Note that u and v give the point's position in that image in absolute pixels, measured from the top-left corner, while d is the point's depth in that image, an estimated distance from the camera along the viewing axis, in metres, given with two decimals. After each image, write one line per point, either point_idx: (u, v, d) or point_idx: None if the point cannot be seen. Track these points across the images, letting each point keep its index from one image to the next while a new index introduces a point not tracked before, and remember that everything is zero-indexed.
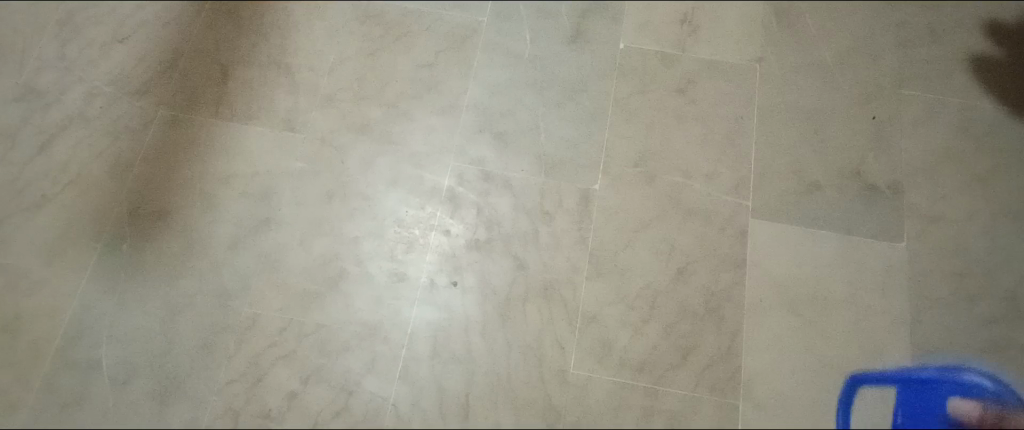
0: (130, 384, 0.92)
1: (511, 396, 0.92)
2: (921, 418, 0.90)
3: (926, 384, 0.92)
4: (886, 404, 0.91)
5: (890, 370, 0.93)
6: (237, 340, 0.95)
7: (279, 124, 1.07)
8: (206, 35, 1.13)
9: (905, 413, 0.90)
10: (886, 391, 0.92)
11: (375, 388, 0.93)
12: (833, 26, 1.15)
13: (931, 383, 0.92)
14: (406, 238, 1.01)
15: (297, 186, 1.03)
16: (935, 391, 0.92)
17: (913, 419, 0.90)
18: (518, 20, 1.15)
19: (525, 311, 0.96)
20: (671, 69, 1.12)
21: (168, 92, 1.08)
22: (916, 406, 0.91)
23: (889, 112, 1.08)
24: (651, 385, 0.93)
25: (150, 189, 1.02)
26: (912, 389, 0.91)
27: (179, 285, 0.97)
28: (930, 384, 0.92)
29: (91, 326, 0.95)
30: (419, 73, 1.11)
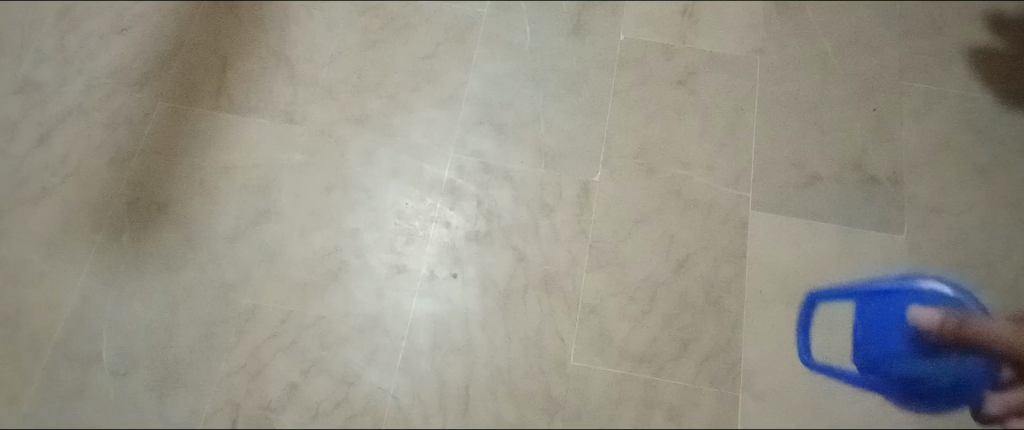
0: (130, 376, 0.92)
1: (511, 388, 0.92)
2: (880, 332, 0.93)
3: (885, 296, 0.95)
4: (845, 318, 0.95)
5: (850, 285, 0.97)
6: (237, 332, 0.95)
7: (279, 116, 1.07)
8: (205, 26, 1.13)
9: (864, 329, 0.94)
10: (845, 305, 0.96)
11: (376, 379, 0.93)
12: (833, 18, 1.15)
13: (890, 295, 0.95)
14: (406, 230, 1.01)
15: (297, 177, 1.03)
16: (895, 302, 0.94)
17: (873, 334, 0.93)
18: (517, 11, 1.15)
19: (525, 303, 0.96)
20: (671, 61, 1.12)
21: (167, 84, 1.08)
22: (876, 320, 0.94)
23: (890, 104, 1.08)
24: (651, 377, 0.93)
25: (150, 181, 1.02)
26: (871, 302, 0.95)
27: (179, 276, 0.97)
28: (889, 296, 0.95)
29: (91, 318, 0.95)
30: (419, 65, 1.11)
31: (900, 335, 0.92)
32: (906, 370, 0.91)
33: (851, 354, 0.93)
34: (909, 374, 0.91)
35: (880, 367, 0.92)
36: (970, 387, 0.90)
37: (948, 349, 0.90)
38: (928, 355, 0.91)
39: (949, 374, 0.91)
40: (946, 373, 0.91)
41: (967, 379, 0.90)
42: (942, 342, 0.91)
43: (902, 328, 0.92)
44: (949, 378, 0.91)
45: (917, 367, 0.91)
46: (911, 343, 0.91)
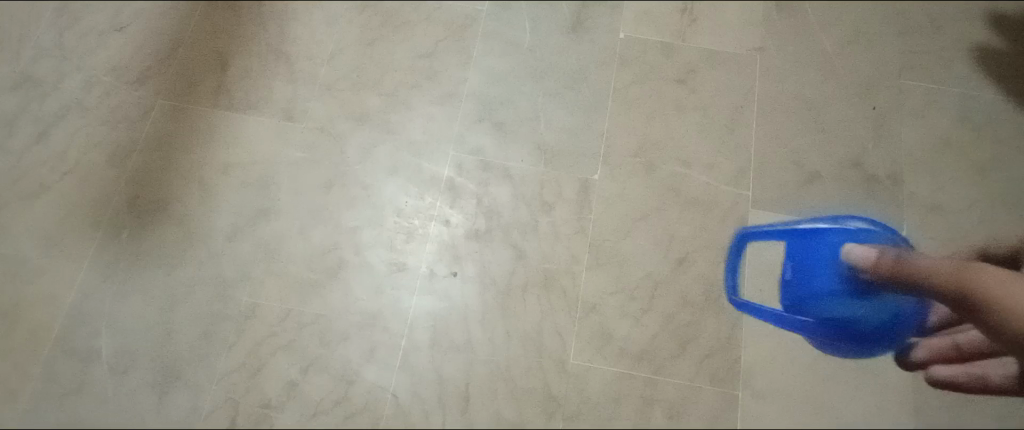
0: (129, 373, 0.92)
1: (511, 385, 0.93)
2: (815, 272, 0.97)
3: (818, 239, 1.00)
4: (774, 257, 0.99)
5: (782, 224, 1.00)
6: (236, 329, 0.95)
7: (278, 113, 1.06)
8: (204, 23, 1.12)
9: (797, 269, 0.98)
10: (773, 244, 0.99)
11: (375, 377, 0.93)
12: (834, 16, 1.15)
13: (823, 238, 1.00)
14: (406, 228, 1.01)
15: (296, 175, 1.03)
16: (828, 245, 0.99)
17: (806, 275, 0.98)
18: (517, 8, 1.15)
19: (525, 301, 0.96)
20: (671, 59, 1.11)
21: (166, 80, 1.08)
22: (810, 260, 0.98)
23: (889, 103, 1.08)
24: (651, 375, 0.93)
25: (149, 178, 1.02)
26: (803, 242, 0.99)
27: (178, 273, 0.97)
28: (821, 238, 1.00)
29: (91, 315, 0.95)
30: (419, 63, 1.10)
31: (833, 274, 0.97)
32: (835, 308, 0.95)
33: (783, 293, 0.97)
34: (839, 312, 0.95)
35: (811, 306, 0.96)
36: (897, 325, 0.95)
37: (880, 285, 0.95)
38: (858, 294, 0.96)
39: (877, 313, 0.95)
40: (875, 311, 0.95)
41: (893, 318, 0.95)
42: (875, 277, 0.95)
43: (835, 268, 0.97)
44: (877, 316, 0.95)
45: (846, 306, 0.96)
46: (842, 282, 0.96)
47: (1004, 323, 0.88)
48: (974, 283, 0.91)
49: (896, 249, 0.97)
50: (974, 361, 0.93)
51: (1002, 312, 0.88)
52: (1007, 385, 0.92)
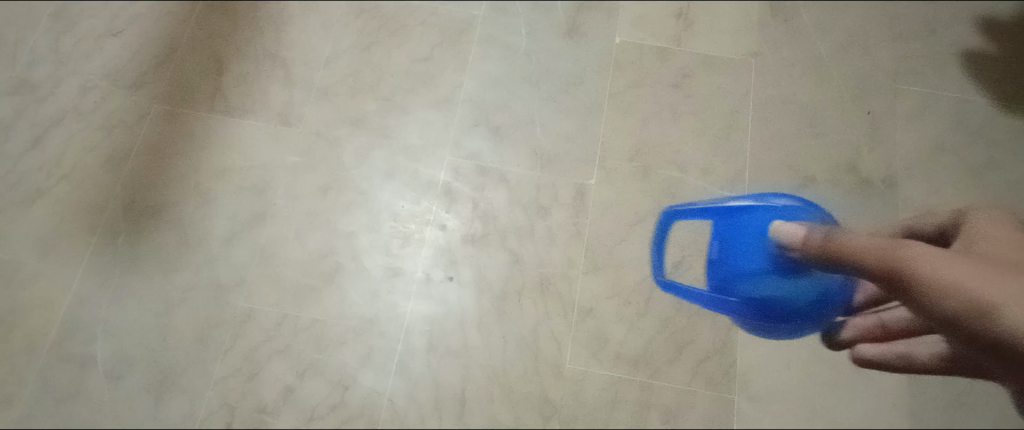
0: (125, 379, 0.93)
1: (507, 390, 0.93)
2: (740, 252, 0.89)
3: (752, 216, 0.90)
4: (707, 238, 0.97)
5: (712, 211, 0.95)
6: (233, 334, 0.95)
7: (276, 118, 1.06)
8: (201, 27, 1.12)
9: (729, 252, 0.91)
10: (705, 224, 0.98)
11: (372, 382, 0.94)
12: (829, 20, 1.15)
13: (761, 215, 0.89)
14: (402, 232, 1.01)
15: (293, 179, 1.03)
16: (760, 221, 0.89)
17: (732, 255, 0.90)
18: (513, 13, 1.15)
19: (521, 306, 0.97)
20: (667, 64, 1.12)
21: (164, 85, 1.08)
22: (740, 242, 0.89)
23: (884, 107, 1.08)
24: (647, 379, 0.93)
25: (145, 182, 1.02)
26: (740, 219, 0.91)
27: (175, 278, 0.98)
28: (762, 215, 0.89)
29: (88, 320, 0.95)
30: (416, 67, 1.11)
31: (759, 254, 0.86)
32: (761, 289, 0.86)
33: (710, 271, 0.94)
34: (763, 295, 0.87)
35: (737, 287, 0.89)
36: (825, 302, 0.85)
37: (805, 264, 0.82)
38: (782, 274, 0.84)
39: (805, 292, 0.84)
40: (804, 291, 0.84)
41: (825, 297, 0.84)
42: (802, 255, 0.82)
43: (762, 245, 0.86)
44: (804, 295, 0.84)
45: (772, 286, 0.85)
46: (767, 260, 0.85)
47: (926, 291, 0.64)
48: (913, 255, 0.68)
49: (833, 228, 0.82)
50: (900, 338, 0.85)
51: (931, 280, 0.64)
52: (933, 363, 0.83)
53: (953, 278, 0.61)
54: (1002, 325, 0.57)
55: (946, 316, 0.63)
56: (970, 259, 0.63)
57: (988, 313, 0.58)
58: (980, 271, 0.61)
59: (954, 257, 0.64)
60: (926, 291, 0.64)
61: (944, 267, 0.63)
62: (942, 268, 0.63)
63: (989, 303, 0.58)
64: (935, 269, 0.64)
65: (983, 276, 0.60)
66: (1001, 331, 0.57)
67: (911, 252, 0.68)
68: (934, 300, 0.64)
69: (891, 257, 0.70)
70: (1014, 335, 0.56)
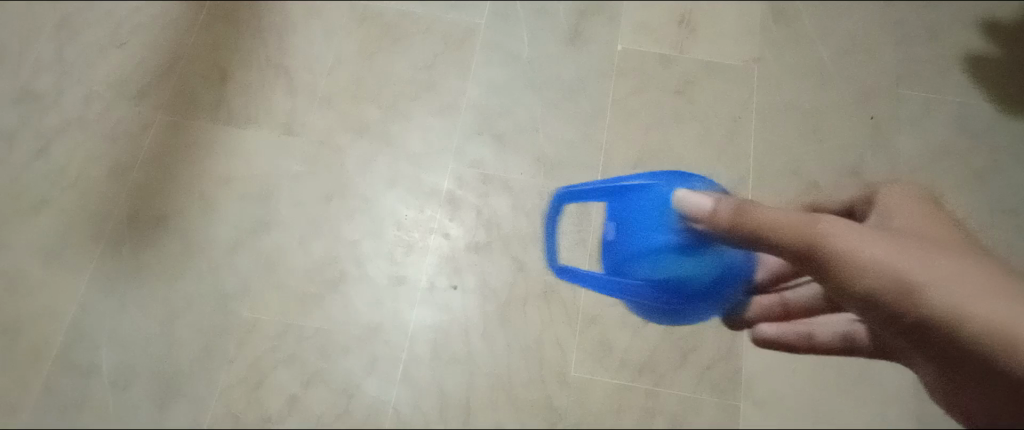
0: (129, 389, 0.94)
1: (512, 398, 0.93)
2: (638, 230, 0.78)
3: (647, 192, 0.80)
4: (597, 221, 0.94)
5: (612, 187, 0.86)
6: (237, 343, 0.96)
7: (278, 127, 1.06)
8: (204, 36, 1.12)
9: (623, 227, 0.82)
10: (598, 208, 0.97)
11: (377, 390, 0.94)
12: (832, 25, 1.15)
13: (657, 188, 0.79)
14: (406, 240, 1.01)
15: (296, 188, 1.03)
16: (657, 193, 0.79)
17: (629, 235, 0.80)
18: (516, 19, 1.15)
19: (525, 313, 0.96)
20: (669, 70, 1.12)
21: (166, 95, 1.08)
22: (629, 217, 0.81)
23: (886, 111, 1.09)
24: (652, 386, 0.93)
25: (149, 192, 1.02)
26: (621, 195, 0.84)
27: (178, 287, 0.98)
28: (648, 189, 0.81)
29: (92, 330, 0.95)
30: (417, 75, 1.11)
31: (662, 228, 0.76)
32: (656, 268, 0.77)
33: (606, 252, 0.86)
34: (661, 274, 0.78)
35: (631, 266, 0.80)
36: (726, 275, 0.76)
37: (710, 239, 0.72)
38: (685, 251, 0.74)
39: (708, 269, 0.76)
40: (707, 268, 0.76)
41: (727, 273, 0.77)
42: (708, 231, 0.70)
43: (665, 219, 0.75)
44: (704, 273, 0.76)
45: (674, 264, 0.76)
46: (670, 236, 0.75)
47: (852, 270, 0.57)
48: (828, 230, 0.59)
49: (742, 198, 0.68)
50: (800, 320, 0.87)
51: (849, 256, 0.57)
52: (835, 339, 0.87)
53: (903, 265, 0.55)
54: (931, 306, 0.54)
55: (862, 293, 0.58)
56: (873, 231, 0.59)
57: (914, 295, 0.55)
58: (931, 261, 0.55)
59: (854, 230, 0.59)
60: (842, 266, 0.58)
61: (896, 252, 0.56)
62: (858, 244, 0.57)
63: (917, 284, 0.54)
64: (867, 251, 0.57)
65: (928, 262, 0.55)
66: (968, 326, 0.53)
67: (822, 228, 0.59)
68: (857, 276, 0.57)
69: (808, 232, 0.60)
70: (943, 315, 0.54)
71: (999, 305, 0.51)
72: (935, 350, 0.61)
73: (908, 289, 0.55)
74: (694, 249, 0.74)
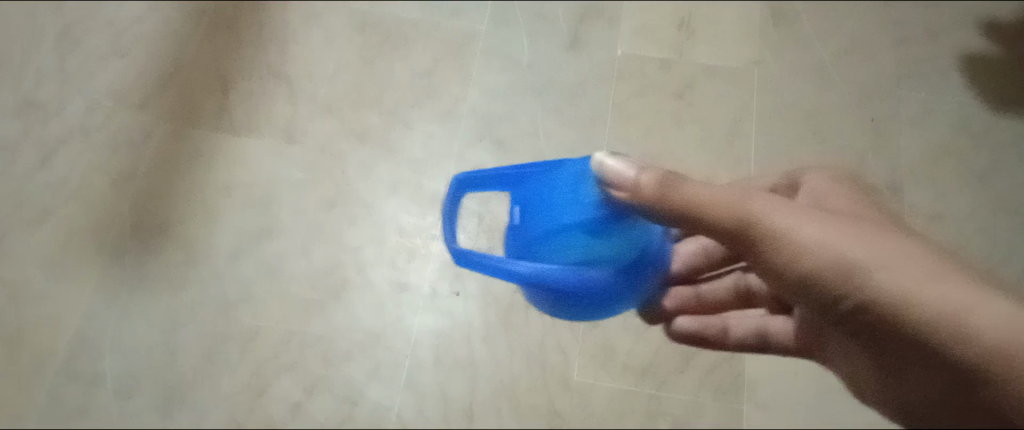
0: (132, 397, 0.95)
1: (514, 403, 0.93)
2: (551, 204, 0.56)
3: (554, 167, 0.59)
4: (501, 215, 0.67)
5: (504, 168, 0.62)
6: (240, 351, 0.96)
7: (279, 134, 1.07)
8: (204, 45, 1.12)
9: (535, 205, 0.58)
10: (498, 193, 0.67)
11: (380, 396, 0.94)
12: (831, 27, 1.15)
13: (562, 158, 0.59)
14: (408, 246, 1.01)
15: (297, 196, 1.03)
16: (569, 165, 0.58)
17: (537, 215, 0.57)
18: (515, 24, 1.15)
19: (528, 318, 0.95)
20: (669, 73, 1.12)
21: (167, 103, 1.08)
22: (537, 196, 0.58)
23: (886, 113, 1.09)
24: (655, 390, 0.93)
25: (152, 201, 1.02)
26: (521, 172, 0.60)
27: (181, 296, 0.99)
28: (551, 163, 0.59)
29: (96, 339, 0.96)
30: (417, 81, 1.11)
31: (575, 201, 0.55)
32: (573, 253, 0.55)
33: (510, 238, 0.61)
34: (580, 260, 0.55)
35: (545, 253, 0.56)
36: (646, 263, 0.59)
37: (635, 211, 0.55)
38: (603, 228, 0.55)
39: (625, 252, 0.57)
40: (622, 250, 0.56)
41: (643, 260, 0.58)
42: (634, 203, 0.55)
43: (579, 190, 0.56)
44: (620, 258, 0.56)
45: (583, 249, 0.55)
46: (587, 209, 0.55)
47: (789, 251, 0.56)
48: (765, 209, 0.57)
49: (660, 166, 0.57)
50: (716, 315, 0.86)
51: (788, 240, 0.56)
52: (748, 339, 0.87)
53: (843, 247, 0.55)
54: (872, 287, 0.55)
55: (797, 275, 0.57)
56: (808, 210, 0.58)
57: (858, 275, 0.55)
58: (869, 243, 0.56)
59: (791, 210, 0.57)
60: (781, 247, 0.56)
61: (837, 234, 0.56)
62: (799, 224, 0.56)
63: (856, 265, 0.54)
64: (806, 233, 0.56)
65: (865, 242, 0.56)
66: (914, 307, 0.54)
67: (760, 206, 0.57)
68: (796, 257, 0.56)
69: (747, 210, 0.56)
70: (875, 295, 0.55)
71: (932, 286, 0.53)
72: (858, 333, 0.62)
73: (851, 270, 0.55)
74: (613, 224, 0.55)
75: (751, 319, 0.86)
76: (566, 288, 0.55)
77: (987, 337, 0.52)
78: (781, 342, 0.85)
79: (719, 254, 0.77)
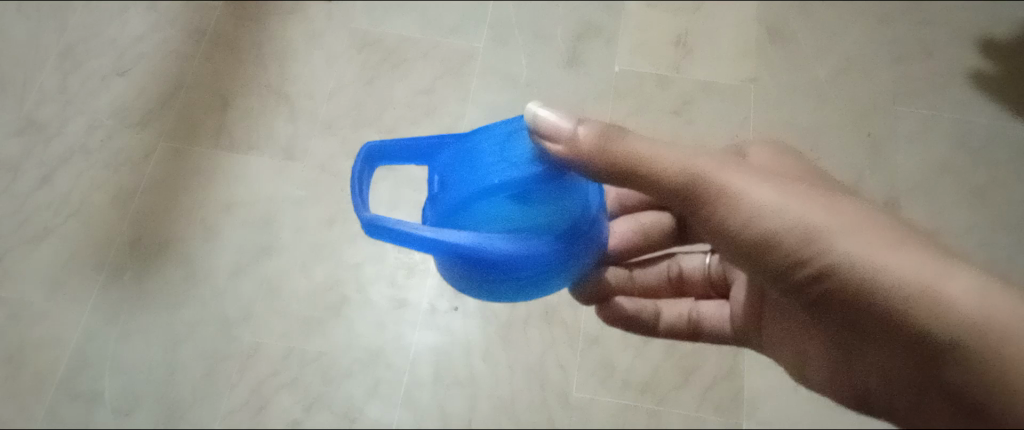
0: (132, 415, 0.95)
1: (513, 420, 0.93)
2: (473, 168, 0.47)
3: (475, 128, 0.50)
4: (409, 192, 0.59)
5: (417, 140, 0.52)
6: (239, 368, 0.96)
7: (279, 152, 1.07)
8: (206, 65, 1.13)
9: (454, 171, 0.49)
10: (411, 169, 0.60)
11: (379, 413, 0.94)
12: (826, 47, 1.17)
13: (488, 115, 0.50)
14: (406, 262, 1.01)
15: (297, 214, 1.03)
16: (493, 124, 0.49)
17: (460, 176, 0.48)
18: (514, 44, 1.16)
19: (526, 334, 0.96)
20: (667, 90, 1.13)
21: (168, 122, 1.08)
22: (459, 157, 0.49)
23: (884, 128, 1.09)
24: (654, 405, 0.93)
25: (152, 218, 1.03)
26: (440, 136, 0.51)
27: (181, 314, 0.99)
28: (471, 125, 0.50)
29: (96, 359, 0.96)
30: (417, 99, 1.12)
31: (505, 160, 0.46)
32: (500, 217, 0.47)
33: (427, 208, 0.52)
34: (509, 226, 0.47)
35: (468, 221, 0.48)
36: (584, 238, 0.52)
37: (568, 165, 0.47)
38: (536, 188, 0.46)
39: (560, 217, 0.48)
40: (558, 215, 0.48)
41: (580, 226, 0.50)
42: (570, 158, 0.47)
43: (511, 146, 0.47)
44: (555, 225, 0.48)
45: (512, 213, 0.47)
46: (518, 168, 0.46)
47: (737, 218, 0.48)
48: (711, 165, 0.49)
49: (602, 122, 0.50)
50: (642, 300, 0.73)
51: (738, 202, 0.48)
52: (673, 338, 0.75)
53: (799, 212, 0.46)
54: (833, 259, 0.44)
55: (750, 244, 0.48)
56: (755, 171, 0.50)
57: (817, 244, 0.45)
58: (832, 206, 0.46)
59: (741, 168, 0.50)
60: (725, 211, 0.49)
61: (792, 197, 0.47)
62: (748, 184, 0.48)
63: (818, 230, 0.45)
64: (756, 196, 0.47)
65: (826, 207, 0.46)
66: (880, 282, 0.43)
67: (706, 162, 0.49)
68: (743, 225, 0.48)
69: (692, 166, 0.49)
70: (842, 265, 0.44)
71: (907, 257, 0.43)
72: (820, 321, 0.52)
73: (808, 234, 0.45)
74: (546, 185, 0.47)
75: (682, 306, 0.73)
76: (494, 260, 0.48)
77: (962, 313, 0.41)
78: (719, 333, 0.72)
79: (656, 234, 0.70)
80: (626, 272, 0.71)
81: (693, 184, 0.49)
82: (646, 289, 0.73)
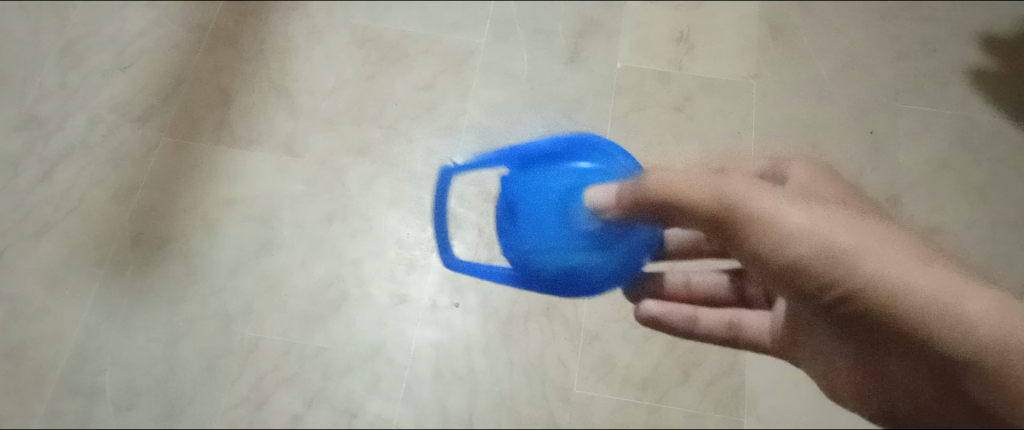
0: (133, 410, 0.95)
1: (513, 416, 0.93)
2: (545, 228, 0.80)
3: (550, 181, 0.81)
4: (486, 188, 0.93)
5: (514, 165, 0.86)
6: (240, 363, 0.96)
7: (280, 148, 1.07)
8: (206, 60, 1.13)
9: (529, 227, 0.82)
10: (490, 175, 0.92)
11: (380, 409, 0.94)
12: (828, 42, 1.16)
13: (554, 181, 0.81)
14: (407, 258, 1.00)
15: (297, 209, 1.03)
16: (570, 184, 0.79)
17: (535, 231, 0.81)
18: (514, 40, 1.16)
19: (527, 330, 0.95)
20: (668, 87, 1.13)
21: (169, 118, 1.08)
22: (533, 218, 0.82)
23: (885, 125, 1.09)
24: (655, 402, 0.93)
25: (152, 214, 1.03)
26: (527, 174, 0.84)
27: (182, 309, 0.99)
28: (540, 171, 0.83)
29: (96, 354, 0.96)
30: (418, 95, 1.11)
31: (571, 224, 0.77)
32: (562, 259, 0.82)
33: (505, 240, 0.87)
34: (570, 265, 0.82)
35: (541, 256, 0.83)
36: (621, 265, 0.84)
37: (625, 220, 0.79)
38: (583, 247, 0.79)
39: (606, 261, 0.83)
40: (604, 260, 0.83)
41: (622, 268, 0.85)
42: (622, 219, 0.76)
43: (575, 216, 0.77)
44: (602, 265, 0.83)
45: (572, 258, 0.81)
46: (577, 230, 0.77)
47: (769, 239, 0.65)
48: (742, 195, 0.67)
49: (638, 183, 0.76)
50: None
51: (769, 228, 0.64)
52: None
53: (828, 235, 0.61)
54: (857, 284, 0.60)
55: (785, 263, 0.65)
56: (781, 199, 0.68)
57: (841, 269, 0.61)
58: (854, 231, 0.63)
59: (774, 200, 0.67)
60: (766, 235, 0.65)
61: (822, 223, 0.63)
62: (781, 209, 0.65)
63: (842, 250, 0.60)
64: (792, 223, 0.63)
65: (853, 230, 0.64)
66: (901, 302, 0.59)
67: (739, 199, 0.66)
68: (778, 247, 0.64)
69: (719, 196, 0.67)
70: (865, 287, 0.60)
71: (923, 276, 0.59)
72: (841, 325, 0.70)
73: (839, 256, 0.60)
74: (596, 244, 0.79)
75: None
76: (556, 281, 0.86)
77: (982, 331, 0.59)
78: None
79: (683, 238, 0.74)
80: (685, 278, 0.91)
81: (724, 205, 0.67)
82: (704, 297, 0.93)
